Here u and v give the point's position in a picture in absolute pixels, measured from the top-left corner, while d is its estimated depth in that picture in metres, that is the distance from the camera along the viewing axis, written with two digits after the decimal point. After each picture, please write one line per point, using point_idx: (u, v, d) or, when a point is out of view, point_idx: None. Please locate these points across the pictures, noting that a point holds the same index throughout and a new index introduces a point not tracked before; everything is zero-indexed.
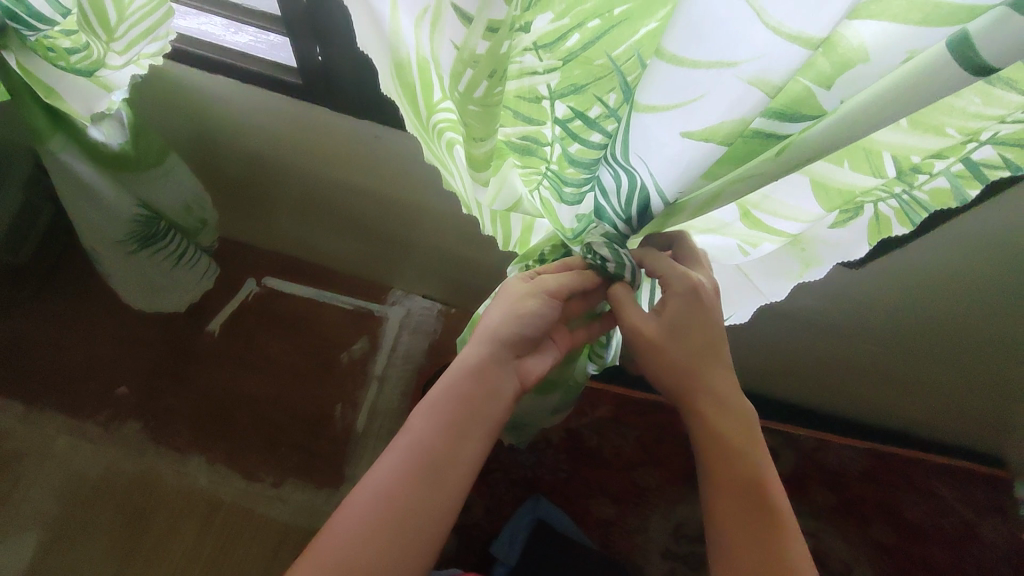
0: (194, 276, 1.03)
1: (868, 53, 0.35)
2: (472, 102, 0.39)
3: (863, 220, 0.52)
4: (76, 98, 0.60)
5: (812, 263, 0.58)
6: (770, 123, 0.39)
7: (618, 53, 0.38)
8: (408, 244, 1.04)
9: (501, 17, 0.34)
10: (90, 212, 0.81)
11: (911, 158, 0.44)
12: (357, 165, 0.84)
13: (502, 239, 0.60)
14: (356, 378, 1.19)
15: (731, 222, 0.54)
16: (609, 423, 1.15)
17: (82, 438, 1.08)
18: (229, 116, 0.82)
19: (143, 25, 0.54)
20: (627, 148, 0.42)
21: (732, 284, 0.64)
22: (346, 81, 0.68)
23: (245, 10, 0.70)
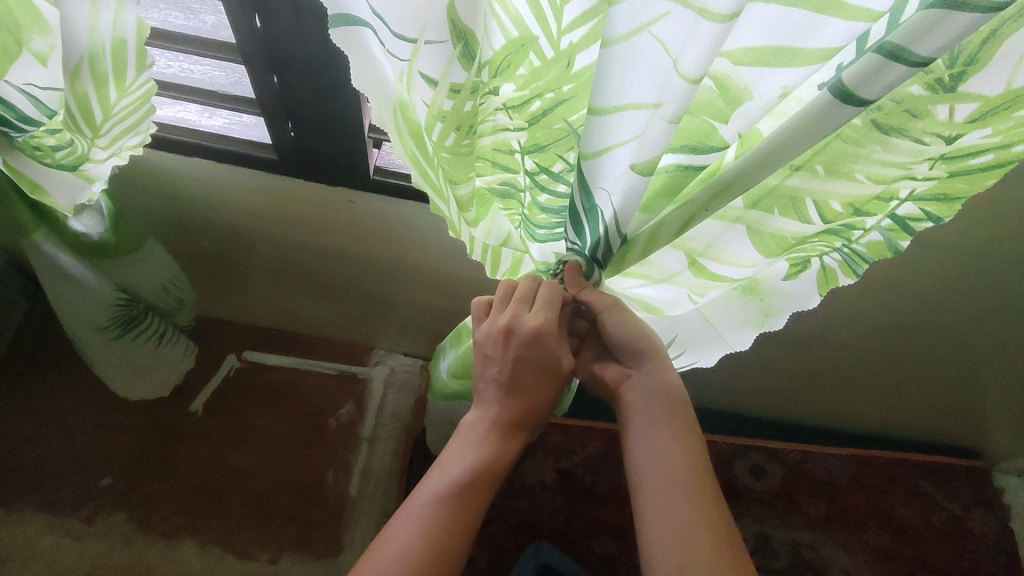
0: (174, 357, 1.01)
1: (752, 92, 0.39)
2: (445, 150, 0.44)
3: (810, 272, 0.58)
4: (61, 192, 0.62)
5: (770, 313, 0.63)
6: (686, 157, 0.44)
7: (575, 118, 0.45)
8: (388, 302, 1.07)
9: (461, 79, 0.41)
10: (73, 298, 0.80)
11: (832, 205, 0.49)
12: (335, 231, 0.88)
13: (491, 268, 0.62)
14: (345, 442, 1.19)
15: (680, 271, 0.57)
16: (601, 459, 1.18)
17: (66, 535, 1.05)
18: (204, 196, 0.85)
19: (127, 122, 0.58)
20: (586, 188, 0.46)
21: (699, 336, 0.67)
22: (318, 151, 0.72)
23: (222, 95, 0.71)
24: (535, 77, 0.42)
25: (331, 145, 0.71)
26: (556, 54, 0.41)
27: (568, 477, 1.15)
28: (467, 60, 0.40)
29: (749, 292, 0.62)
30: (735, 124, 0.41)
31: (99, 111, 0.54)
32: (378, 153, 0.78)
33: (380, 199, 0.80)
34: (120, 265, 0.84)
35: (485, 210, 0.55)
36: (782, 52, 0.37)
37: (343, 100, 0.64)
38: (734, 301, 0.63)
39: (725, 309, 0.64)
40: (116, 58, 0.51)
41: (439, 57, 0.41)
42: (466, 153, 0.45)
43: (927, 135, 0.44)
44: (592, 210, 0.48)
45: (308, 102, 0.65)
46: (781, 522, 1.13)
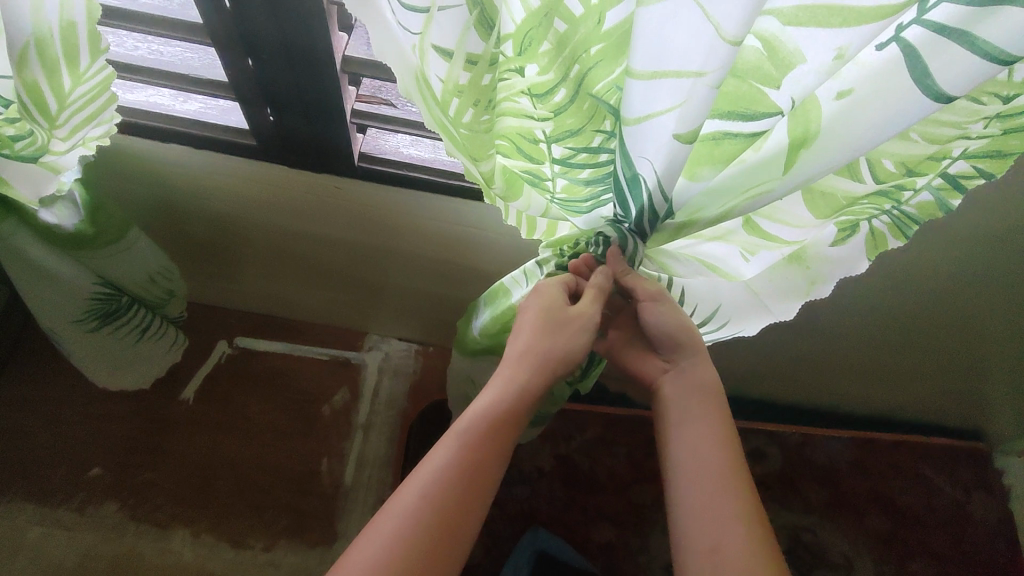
0: (159, 348, 0.97)
1: (804, 54, 0.36)
2: (464, 125, 0.42)
3: (859, 237, 0.55)
4: (25, 185, 0.56)
5: (817, 281, 0.59)
6: (726, 123, 0.40)
7: (601, 87, 0.42)
8: (380, 287, 1.04)
9: (478, 51, 0.38)
10: (45, 291, 0.76)
11: (885, 163, 0.46)
12: (324, 219, 0.84)
13: (527, 228, 0.59)
14: (339, 429, 1.17)
15: (733, 230, 0.55)
16: (599, 443, 1.16)
17: (57, 526, 1.04)
18: (184, 183, 0.81)
19: (86, 111, 0.53)
20: (628, 157, 0.43)
21: (745, 307, 0.63)
22: (300, 138, 0.68)
23: (193, 80, 0.66)
24: (562, 46, 0.39)
25: (314, 130, 0.67)
26: (586, 11, 0.37)
27: (567, 463, 1.14)
28: (484, 28, 0.37)
29: (794, 259, 0.58)
30: (788, 88, 0.37)
31: (52, 99, 0.50)
32: (363, 137, 0.74)
33: (370, 186, 0.77)
34: (104, 256, 0.77)
35: (521, 186, 0.52)
36: (834, 10, 0.34)
37: (326, 84, 0.60)
38: (781, 270, 0.60)
39: (770, 277, 0.60)
40: (67, 45, 0.47)
41: (453, 26, 0.37)
42: (483, 130, 0.42)
43: (985, 95, 0.41)
44: (635, 179, 0.45)
45: (286, 87, 0.61)
46: (780, 506, 1.13)
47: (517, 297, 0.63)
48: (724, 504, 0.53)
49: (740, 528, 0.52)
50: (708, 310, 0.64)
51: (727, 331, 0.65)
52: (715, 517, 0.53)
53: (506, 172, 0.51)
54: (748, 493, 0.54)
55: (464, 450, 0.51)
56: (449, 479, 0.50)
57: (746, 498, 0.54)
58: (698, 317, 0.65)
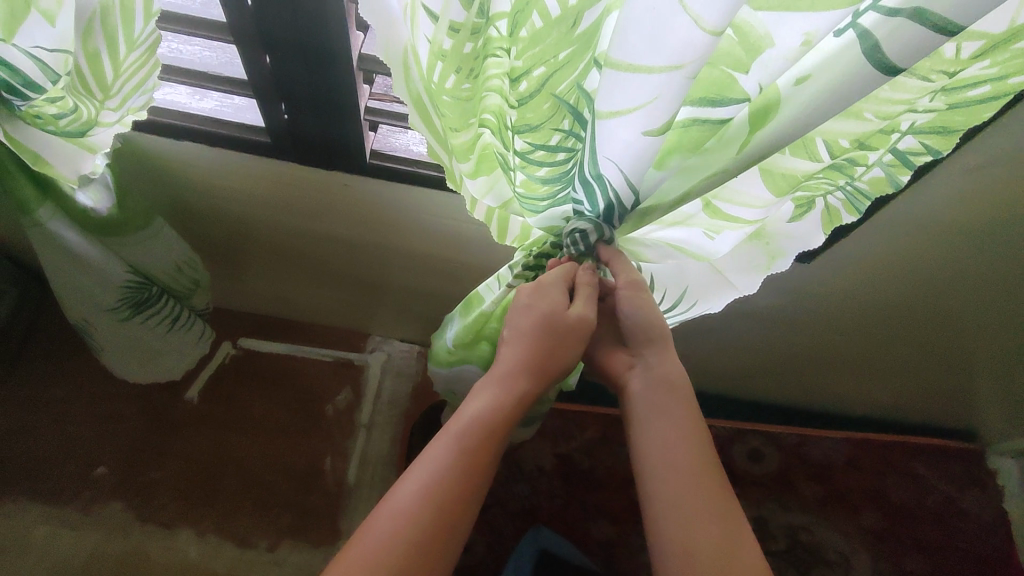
0: (187, 341, 0.98)
1: (773, 39, 0.38)
2: (446, 92, 0.43)
3: (815, 213, 0.58)
4: (65, 163, 0.60)
5: (777, 256, 0.62)
6: (698, 110, 0.43)
7: (564, 88, 0.43)
8: (385, 287, 1.06)
9: (461, 19, 0.39)
10: (79, 280, 0.77)
11: (841, 142, 0.48)
12: (331, 217, 0.86)
13: (498, 232, 0.62)
14: (342, 429, 1.18)
15: (693, 215, 0.56)
16: (599, 443, 1.17)
17: (62, 525, 1.05)
18: (196, 181, 0.83)
19: (135, 79, 0.57)
20: (593, 156, 0.47)
21: (710, 284, 0.65)
22: (312, 135, 0.71)
23: (211, 77, 0.68)
24: (534, 42, 0.39)
25: (325, 126, 0.69)
26: (562, 12, 0.37)
27: (567, 462, 1.15)
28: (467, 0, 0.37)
29: (756, 237, 0.61)
30: (755, 74, 0.40)
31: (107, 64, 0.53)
32: (375, 136, 0.77)
33: (379, 184, 0.78)
34: (127, 243, 0.81)
35: (488, 167, 0.53)
36: None
37: (341, 81, 0.62)
38: (743, 248, 0.62)
39: (733, 254, 0.63)
40: (124, 10, 0.51)
41: None
42: (466, 97, 0.44)
43: (933, 74, 0.43)
44: (598, 177, 0.48)
45: (303, 83, 0.63)
46: (779, 505, 1.14)
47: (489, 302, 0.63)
48: (695, 501, 0.51)
49: (714, 524, 0.49)
50: (677, 295, 0.66)
51: (691, 308, 0.67)
52: (686, 519, 0.50)
53: (484, 150, 0.52)
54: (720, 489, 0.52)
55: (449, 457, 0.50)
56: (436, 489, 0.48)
57: (719, 493, 0.51)
58: (670, 300, 0.66)
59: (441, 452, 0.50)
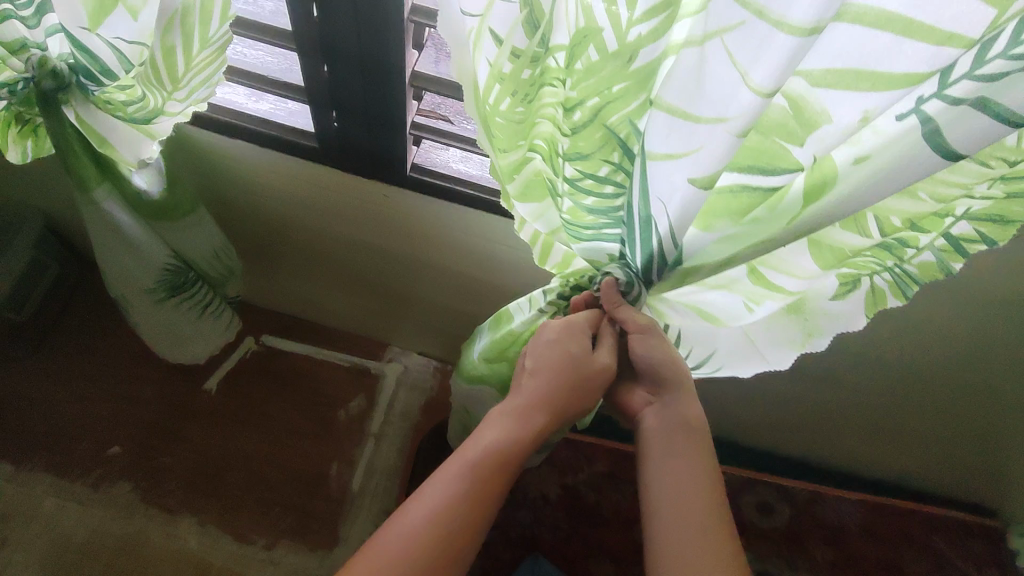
0: (216, 328, 1.00)
1: (830, 115, 0.38)
2: (501, 114, 0.45)
3: (859, 292, 0.56)
4: (125, 148, 0.66)
5: (814, 333, 0.59)
6: (742, 177, 0.44)
7: (616, 120, 0.45)
8: (409, 299, 1.07)
9: (523, 46, 0.41)
10: (125, 261, 0.80)
11: (893, 219, 0.48)
12: (366, 225, 0.89)
13: (540, 257, 0.62)
14: (352, 436, 1.19)
15: (739, 279, 0.56)
16: (606, 479, 1.16)
17: (71, 500, 1.07)
18: (242, 178, 0.87)
19: (203, 74, 0.60)
20: (645, 199, 0.46)
21: (739, 353, 0.63)
22: (358, 143, 0.73)
23: (270, 81, 0.71)
24: (589, 74, 0.42)
25: (372, 136, 0.71)
26: (620, 47, 0.40)
27: (572, 496, 1.14)
28: (531, 28, 0.40)
29: (794, 309, 0.59)
30: (811, 146, 0.40)
31: (181, 59, 0.56)
32: (417, 149, 0.79)
33: (417, 198, 0.81)
34: (174, 228, 0.84)
35: (539, 193, 0.54)
36: (864, 75, 0.36)
37: (394, 96, 0.65)
38: (778, 320, 0.60)
39: (767, 326, 0.61)
40: (203, 11, 0.54)
41: (509, 17, 0.41)
42: (518, 120, 0.46)
43: (993, 159, 0.43)
44: (649, 220, 0.47)
45: (355, 94, 0.65)
46: (785, 562, 1.11)
47: (517, 322, 0.64)
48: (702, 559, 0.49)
49: None
50: (703, 355, 0.64)
51: (716, 374, 0.65)
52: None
53: (532, 175, 0.53)
54: (732, 549, 0.50)
55: (451, 490, 0.50)
56: (433, 521, 0.48)
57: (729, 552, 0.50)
58: (695, 359, 0.65)
59: (441, 482, 0.50)
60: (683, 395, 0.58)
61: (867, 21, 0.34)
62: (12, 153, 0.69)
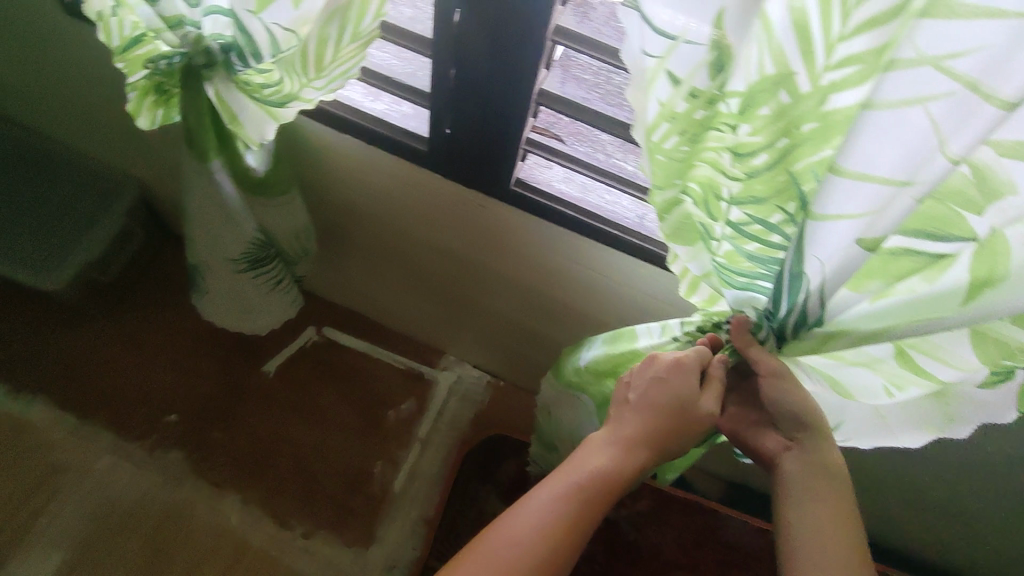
0: (281, 304, 1.01)
1: (1017, 187, 0.37)
2: (663, 151, 0.47)
3: (1012, 387, 0.51)
4: (252, 127, 0.69)
5: (954, 421, 0.55)
6: (910, 241, 0.42)
7: (800, 166, 0.42)
8: (475, 308, 1.08)
9: (704, 86, 0.42)
10: (220, 228, 0.83)
11: None
12: (454, 230, 0.90)
13: (687, 291, 0.60)
14: (399, 438, 1.19)
15: (884, 358, 0.52)
16: (648, 517, 1.09)
17: (126, 459, 1.10)
18: (341, 173, 0.90)
19: (344, 66, 0.63)
20: (800, 254, 0.46)
21: (866, 426, 0.60)
22: (468, 152, 0.75)
23: (395, 85, 0.74)
24: (779, 115, 0.41)
25: (483, 147, 0.73)
26: (813, 89, 0.38)
27: (613, 529, 1.08)
28: (716, 71, 0.41)
29: (934, 395, 0.55)
30: (989, 217, 0.39)
31: (330, 49, 0.60)
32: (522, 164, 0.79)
33: (513, 211, 0.81)
34: (267, 205, 0.87)
35: (689, 237, 0.55)
36: None
37: (517, 113, 0.66)
38: (916, 403, 0.56)
39: (902, 405, 0.57)
40: (359, 8, 0.57)
41: (689, 60, 0.41)
42: (679, 158, 0.48)
43: None
44: (799, 275, 0.47)
45: (479, 105, 0.68)
46: None
47: (641, 343, 0.65)
48: None
49: None
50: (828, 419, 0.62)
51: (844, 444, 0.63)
52: None
53: (682, 217, 0.53)
54: None
55: (559, 510, 0.50)
56: (539, 537, 0.49)
57: None
58: None
59: (548, 501, 0.51)
60: (821, 440, 0.56)
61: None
62: (142, 119, 0.71)
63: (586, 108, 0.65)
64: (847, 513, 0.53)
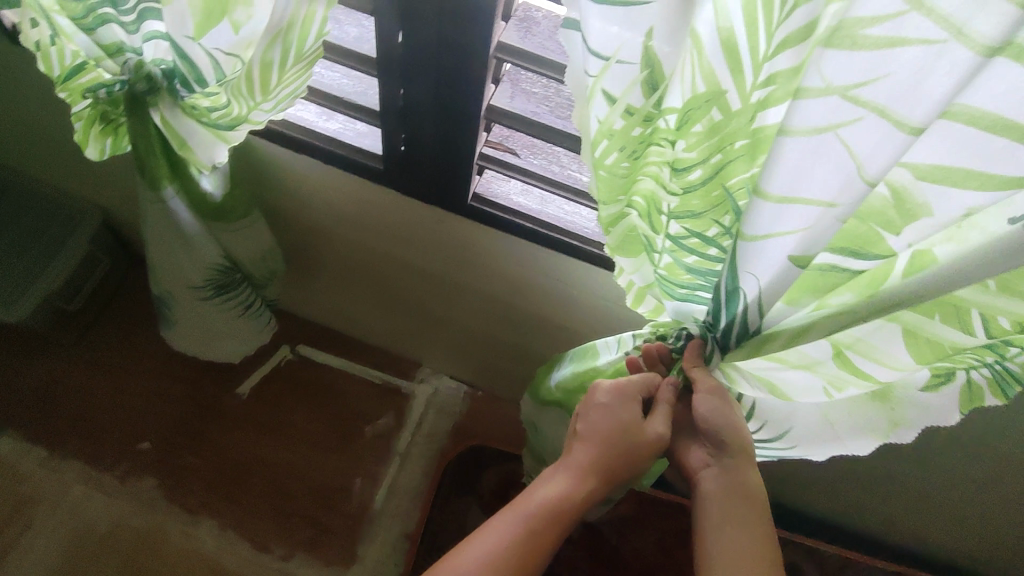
0: (252, 329, 1.01)
1: (932, 210, 0.38)
2: (605, 167, 0.46)
3: (954, 387, 0.53)
4: (202, 150, 0.67)
5: (900, 423, 0.57)
6: (838, 259, 0.43)
7: (734, 182, 0.44)
8: (446, 320, 1.07)
9: (638, 104, 0.42)
10: (179, 253, 0.82)
11: (1001, 321, 0.45)
12: (417, 246, 0.89)
13: (636, 303, 0.61)
14: (377, 454, 1.18)
15: (823, 361, 0.53)
16: (630, 522, 1.09)
17: (98, 489, 1.09)
18: (299, 193, 0.89)
19: (290, 87, 0.61)
20: (734, 271, 0.46)
21: (816, 434, 0.60)
22: (422, 168, 0.74)
23: (345, 103, 0.73)
24: (712, 132, 0.42)
25: (437, 163, 0.72)
26: (743, 107, 0.40)
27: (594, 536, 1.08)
28: (649, 88, 0.42)
29: (879, 396, 0.56)
30: (907, 237, 0.40)
31: (275, 73, 0.58)
32: (479, 179, 0.80)
33: (475, 227, 0.82)
34: (229, 230, 0.86)
35: (633, 249, 0.55)
36: (972, 174, 0.36)
37: (467, 133, 0.66)
38: (862, 407, 0.58)
39: (850, 411, 0.58)
40: (302, 28, 0.55)
41: (627, 78, 0.41)
42: (621, 174, 0.47)
43: None
44: (735, 291, 0.47)
45: (429, 122, 0.67)
46: None
47: (602, 359, 0.65)
48: None
49: None
50: (779, 430, 0.62)
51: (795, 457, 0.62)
52: None
53: (627, 231, 0.53)
54: None
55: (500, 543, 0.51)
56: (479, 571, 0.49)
57: None
58: (766, 433, 0.62)
59: (491, 536, 0.52)
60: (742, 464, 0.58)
61: (983, 124, 0.34)
62: (90, 149, 0.70)
63: (536, 122, 0.64)
64: (770, 543, 0.55)
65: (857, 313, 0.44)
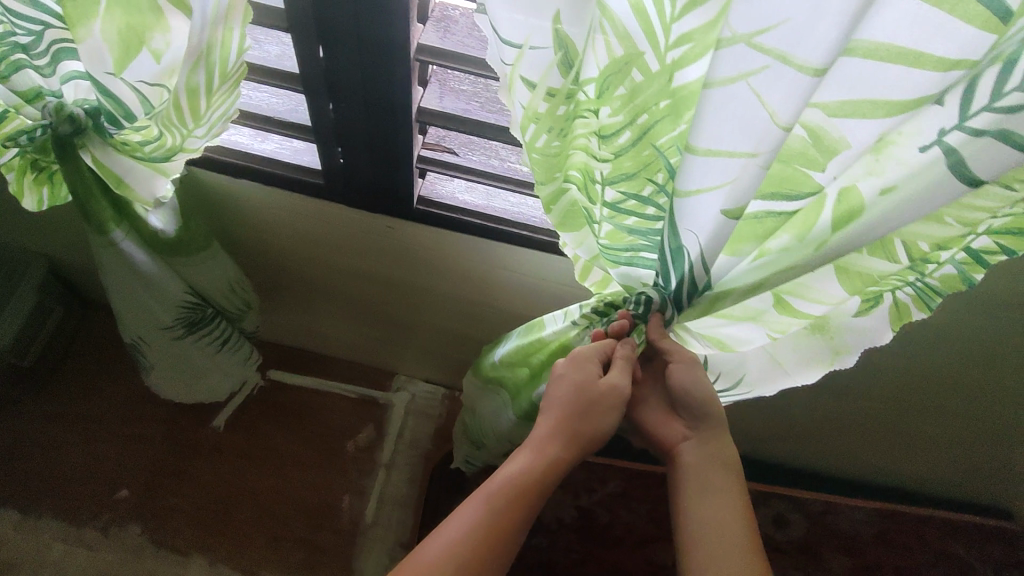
0: (236, 360, 1.00)
1: (848, 142, 0.40)
2: (537, 150, 0.47)
3: (883, 308, 0.56)
4: (141, 186, 0.66)
5: (841, 350, 0.59)
6: (770, 204, 0.45)
7: (664, 141, 0.46)
8: (412, 325, 1.07)
9: (558, 86, 0.43)
10: (144, 296, 0.80)
11: (921, 245, 0.47)
12: (374, 255, 0.89)
13: (581, 274, 0.62)
14: (362, 467, 1.18)
15: (765, 310, 0.57)
16: (619, 499, 1.12)
17: (79, 544, 1.06)
18: (246, 215, 0.88)
19: (221, 108, 0.60)
20: (675, 229, 0.48)
21: (767, 373, 0.63)
22: (362, 182, 0.75)
23: (276, 122, 0.72)
24: (634, 95, 0.43)
25: (378, 171, 0.72)
26: (661, 67, 0.42)
27: (586, 517, 1.10)
28: (566, 67, 0.42)
29: (818, 328, 0.59)
30: (832, 169, 0.42)
31: (203, 99, 0.56)
32: (422, 182, 0.81)
33: (424, 229, 0.82)
34: (189, 264, 0.84)
35: (575, 223, 0.56)
36: (878, 105, 0.38)
37: (400, 134, 0.66)
38: (805, 340, 0.60)
39: (794, 346, 0.61)
40: (223, 47, 0.54)
41: (541, 62, 0.43)
42: (553, 155, 0.48)
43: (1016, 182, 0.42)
44: (679, 249, 0.49)
45: (363, 132, 0.67)
46: None
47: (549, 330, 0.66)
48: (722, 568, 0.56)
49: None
50: (734, 377, 0.65)
51: (751, 395, 0.65)
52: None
53: (568, 206, 0.55)
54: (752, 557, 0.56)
55: (481, 517, 0.53)
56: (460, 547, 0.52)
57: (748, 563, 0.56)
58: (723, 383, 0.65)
59: (470, 512, 0.54)
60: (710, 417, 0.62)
61: (878, 55, 0.36)
62: (27, 200, 0.69)
63: (468, 119, 0.65)
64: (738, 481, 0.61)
65: (794, 257, 0.48)
